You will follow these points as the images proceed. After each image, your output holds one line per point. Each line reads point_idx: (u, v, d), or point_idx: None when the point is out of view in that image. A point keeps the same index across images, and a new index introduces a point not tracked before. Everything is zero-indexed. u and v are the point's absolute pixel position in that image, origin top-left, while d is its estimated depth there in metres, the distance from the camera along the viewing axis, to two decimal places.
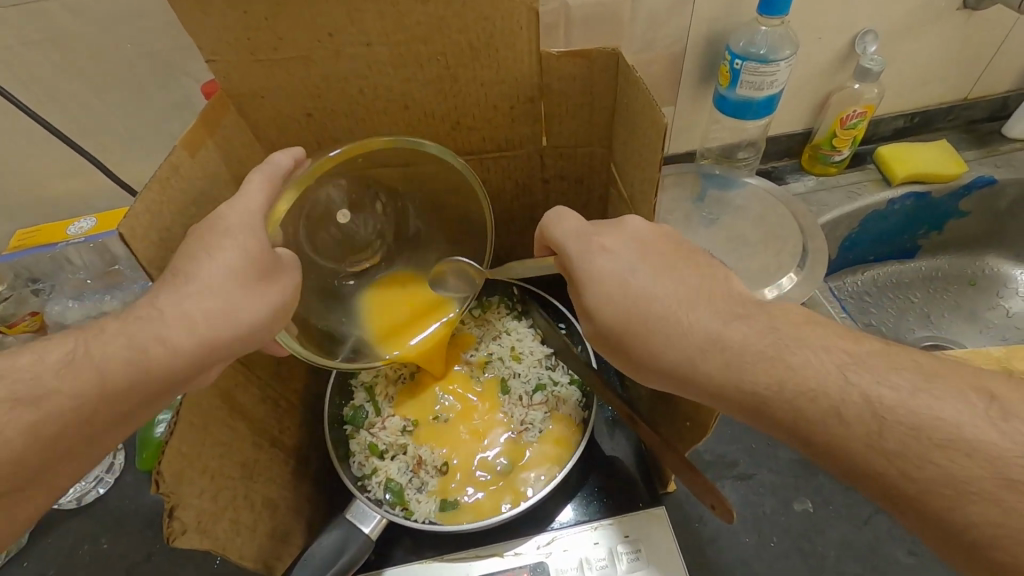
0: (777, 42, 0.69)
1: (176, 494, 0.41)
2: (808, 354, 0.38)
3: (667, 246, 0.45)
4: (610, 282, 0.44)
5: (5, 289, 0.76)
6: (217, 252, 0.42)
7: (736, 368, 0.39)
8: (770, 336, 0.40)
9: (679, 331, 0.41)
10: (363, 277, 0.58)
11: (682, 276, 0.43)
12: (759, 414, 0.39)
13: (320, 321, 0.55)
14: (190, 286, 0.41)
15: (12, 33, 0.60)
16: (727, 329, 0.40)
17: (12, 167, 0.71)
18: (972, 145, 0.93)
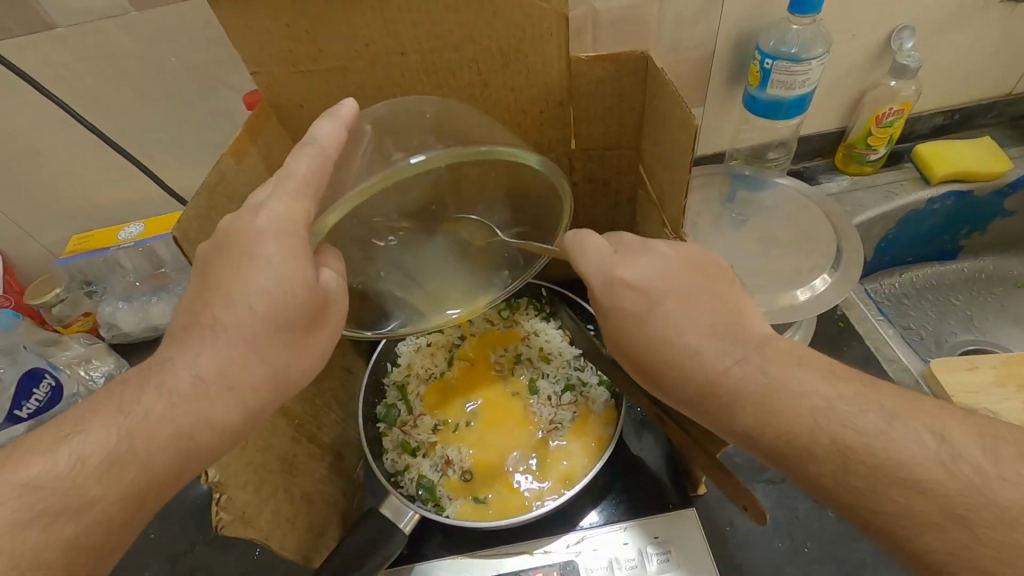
0: (810, 40, 0.68)
1: (225, 484, 0.43)
2: (803, 378, 0.38)
3: (688, 267, 0.44)
4: (624, 309, 0.44)
5: (61, 290, 0.81)
6: (253, 294, 0.40)
7: (726, 409, 0.39)
8: (765, 355, 0.39)
9: (684, 360, 0.41)
10: (404, 236, 0.48)
11: (693, 298, 0.43)
12: (751, 441, 0.39)
13: (355, 279, 0.50)
14: (232, 320, 0.40)
15: (72, 51, 0.64)
16: (735, 361, 0.40)
17: (71, 176, 0.76)
18: (1017, 141, 0.90)
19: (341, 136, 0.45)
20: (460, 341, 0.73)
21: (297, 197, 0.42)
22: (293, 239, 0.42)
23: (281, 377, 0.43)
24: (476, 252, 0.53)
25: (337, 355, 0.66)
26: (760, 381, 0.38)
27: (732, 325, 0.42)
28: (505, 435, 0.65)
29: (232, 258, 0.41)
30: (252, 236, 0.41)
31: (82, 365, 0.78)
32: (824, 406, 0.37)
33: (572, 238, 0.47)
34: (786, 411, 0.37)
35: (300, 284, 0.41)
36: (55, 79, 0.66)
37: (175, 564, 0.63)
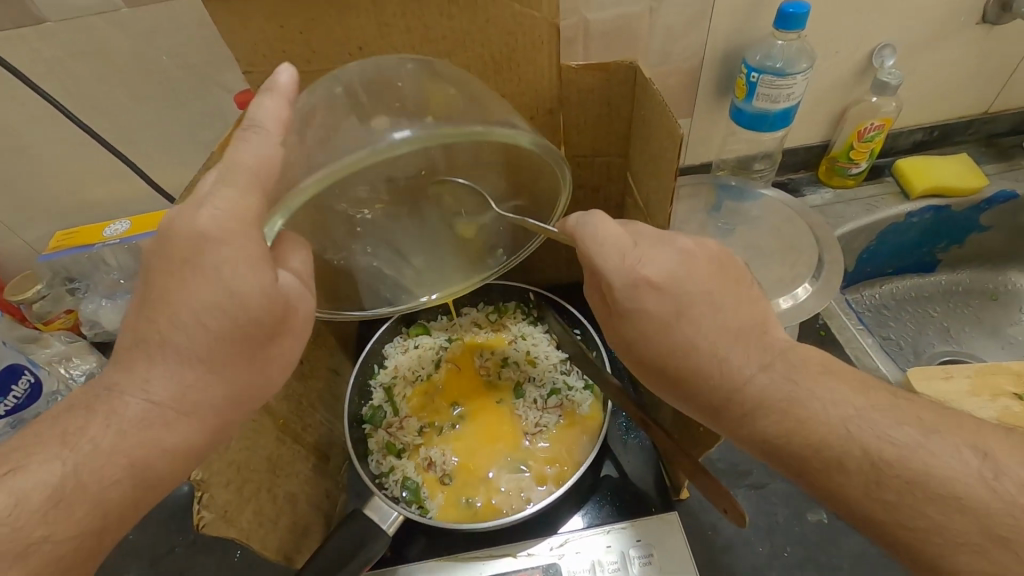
0: (795, 55, 0.71)
1: (207, 482, 0.43)
2: (833, 390, 0.39)
3: (710, 264, 0.43)
4: (645, 312, 0.43)
5: (43, 286, 0.80)
6: (199, 307, 0.38)
7: (747, 417, 0.40)
8: (793, 367, 0.40)
9: (714, 368, 0.41)
10: (389, 212, 0.45)
11: (721, 305, 0.42)
12: (770, 451, 0.40)
13: (336, 254, 0.47)
14: (183, 333, 0.38)
15: (62, 47, 0.63)
16: (759, 369, 0.40)
17: (57, 172, 0.75)
18: (993, 158, 0.92)
19: (284, 113, 0.41)
20: (447, 343, 0.73)
21: (245, 189, 0.38)
22: (244, 243, 0.38)
23: (242, 384, 0.42)
24: (467, 228, 0.50)
25: (325, 356, 0.66)
26: (762, 386, 0.39)
27: (719, 320, 0.41)
28: (490, 439, 0.65)
29: (170, 269, 0.38)
30: (195, 240, 0.38)
31: (62, 363, 0.76)
32: (855, 415, 0.37)
33: (584, 225, 0.43)
34: (817, 419, 0.38)
35: (256, 290, 0.39)
36: (43, 74, 0.65)
37: (153, 566, 0.62)
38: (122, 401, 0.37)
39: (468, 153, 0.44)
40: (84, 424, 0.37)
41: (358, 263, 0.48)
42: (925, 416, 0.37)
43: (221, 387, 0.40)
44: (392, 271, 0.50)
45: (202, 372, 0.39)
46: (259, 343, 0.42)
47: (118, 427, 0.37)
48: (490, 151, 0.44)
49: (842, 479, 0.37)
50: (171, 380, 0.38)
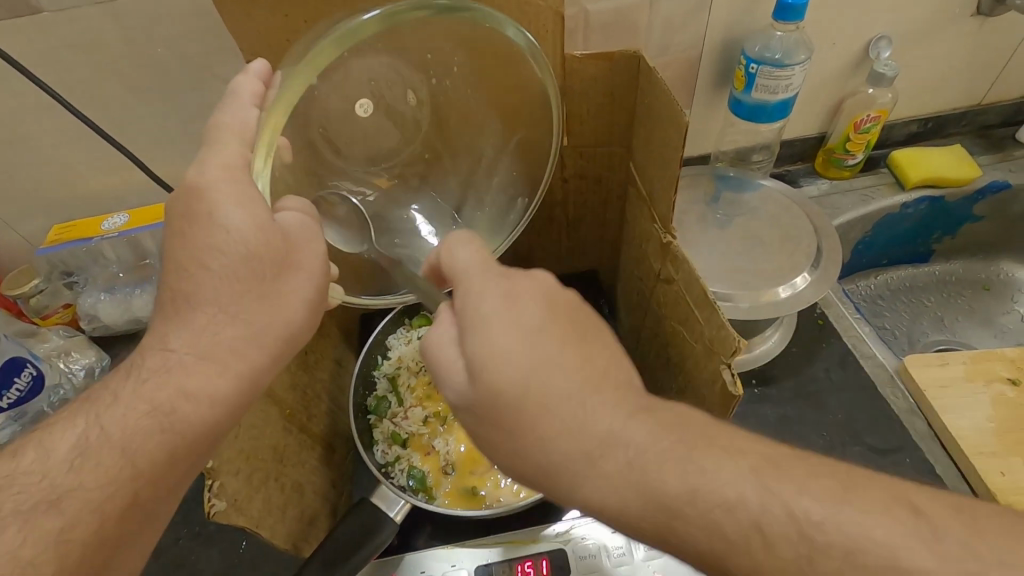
0: (793, 46, 0.71)
1: (217, 470, 0.43)
2: (714, 440, 0.34)
3: (567, 307, 0.38)
4: (494, 346, 0.36)
5: (41, 280, 0.79)
6: (206, 257, 0.40)
7: (629, 475, 0.33)
8: (666, 419, 0.35)
9: (574, 423, 0.34)
10: (387, 193, 0.51)
11: (577, 346, 0.37)
12: (660, 513, 0.33)
13: (365, 248, 0.51)
14: (199, 284, 0.40)
15: (56, 35, 0.62)
16: (624, 418, 0.34)
17: (53, 165, 0.75)
18: (986, 150, 0.94)
19: (259, 84, 0.42)
20: None
21: (229, 142, 0.40)
22: (236, 183, 0.39)
23: (256, 327, 0.41)
24: (477, 215, 0.55)
25: (328, 348, 0.67)
26: (661, 443, 0.34)
27: (615, 373, 0.37)
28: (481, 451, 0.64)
29: (177, 229, 0.40)
30: (190, 196, 0.40)
31: (61, 357, 0.76)
32: (745, 472, 0.33)
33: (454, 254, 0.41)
34: (705, 481, 0.32)
35: (251, 223, 0.39)
36: (38, 65, 0.64)
37: (157, 558, 0.62)
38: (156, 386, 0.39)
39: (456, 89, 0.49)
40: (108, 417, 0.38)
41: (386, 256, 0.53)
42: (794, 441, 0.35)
43: (250, 356, 0.41)
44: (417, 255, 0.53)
45: (226, 350, 0.40)
46: (269, 284, 0.41)
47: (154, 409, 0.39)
48: (471, 98, 0.50)
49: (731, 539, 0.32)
50: (201, 369, 0.40)
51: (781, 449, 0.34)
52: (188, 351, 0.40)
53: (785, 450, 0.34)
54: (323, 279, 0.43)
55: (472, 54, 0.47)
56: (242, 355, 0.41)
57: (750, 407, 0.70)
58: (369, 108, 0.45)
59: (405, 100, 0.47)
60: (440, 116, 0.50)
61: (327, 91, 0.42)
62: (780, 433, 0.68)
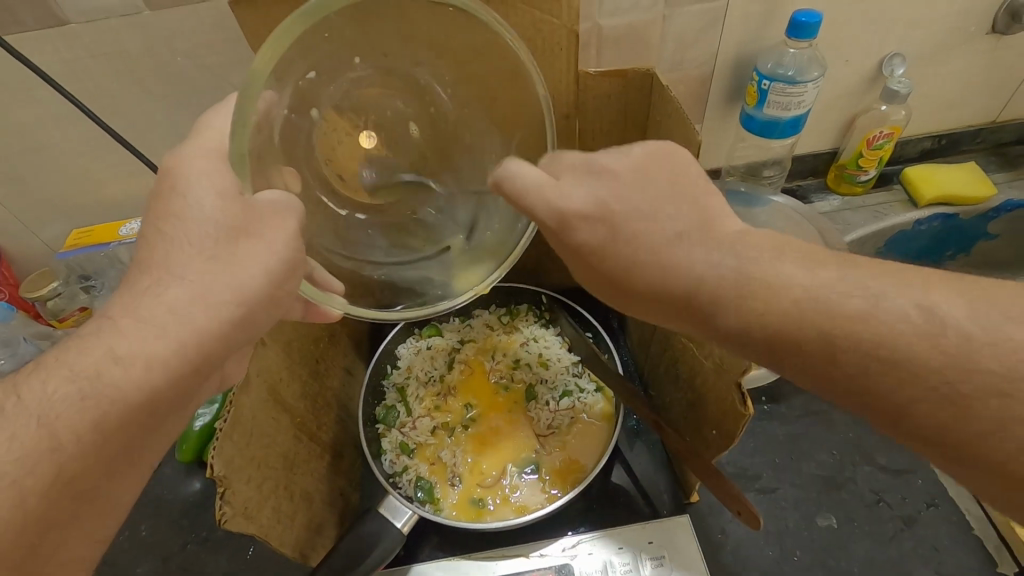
0: (806, 63, 0.71)
1: (228, 479, 0.44)
2: (783, 266, 0.34)
3: (638, 176, 0.38)
4: (579, 244, 0.38)
5: (58, 284, 0.79)
6: (170, 228, 0.39)
7: (709, 317, 0.36)
8: (743, 254, 0.35)
9: (664, 282, 0.36)
10: (392, 215, 0.51)
11: (655, 211, 0.37)
12: (740, 344, 0.36)
13: (376, 270, 0.52)
14: (158, 250, 0.39)
15: (80, 45, 0.64)
16: (709, 265, 0.35)
17: (75, 173, 0.76)
18: (1001, 168, 0.93)
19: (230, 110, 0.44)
20: (459, 345, 0.74)
21: (213, 128, 0.42)
22: (208, 158, 0.40)
23: (208, 289, 0.38)
24: (486, 234, 0.53)
25: (338, 356, 0.67)
26: (738, 283, 0.34)
27: (701, 229, 0.37)
28: (496, 460, 0.65)
29: (151, 204, 0.41)
30: (167, 175, 0.41)
31: None
32: (805, 296, 0.33)
33: (506, 180, 0.39)
34: (772, 308, 0.33)
35: (215, 192, 0.39)
36: (63, 74, 0.66)
37: (164, 563, 0.63)
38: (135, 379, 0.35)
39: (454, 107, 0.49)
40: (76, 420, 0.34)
41: (396, 276, 0.52)
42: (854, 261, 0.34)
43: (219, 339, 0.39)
44: (429, 273, 0.52)
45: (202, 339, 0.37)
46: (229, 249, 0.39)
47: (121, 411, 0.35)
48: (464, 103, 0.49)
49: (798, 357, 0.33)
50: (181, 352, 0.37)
51: (856, 267, 0.34)
52: (126, 315, 0.37)
53: (847, 267, 0.34)
54: (289, 250, 0.40)
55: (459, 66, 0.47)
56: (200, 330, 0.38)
57: (759, 423, 0.70)
58: (374, 138, 0.47)
59: (409, 132, 0.48)
60: (439, 132, 0.50)
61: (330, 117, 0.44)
62: (790, 451, 0.67)
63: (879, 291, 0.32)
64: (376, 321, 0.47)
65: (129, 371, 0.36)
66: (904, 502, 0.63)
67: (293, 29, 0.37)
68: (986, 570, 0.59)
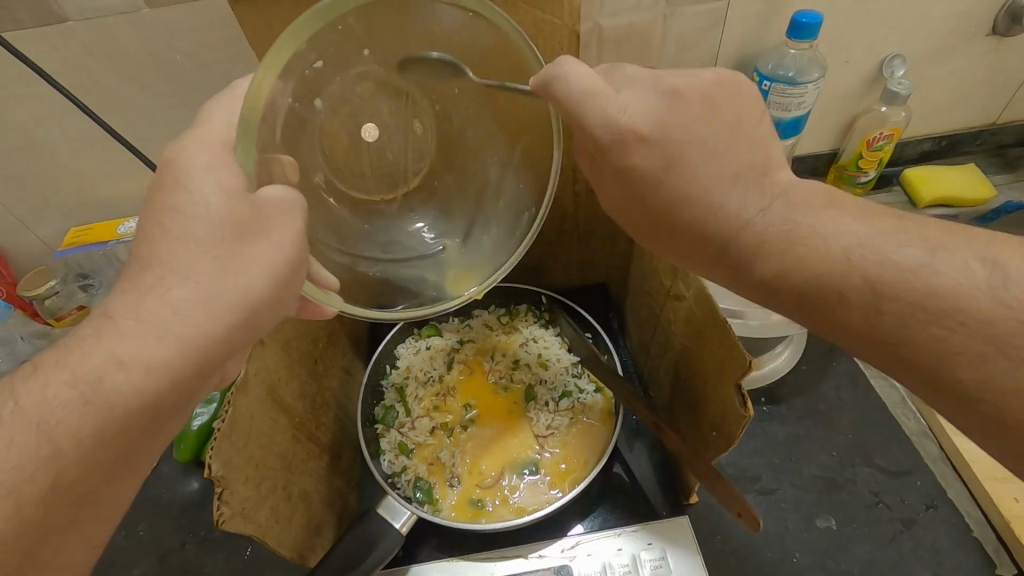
0: (807, 64, 0.70)
1: (226, 479, 0.43)
2: (838, 219, 0.36)
3: (703, 103, 0.39)
4: (631, 164, 0.40)
5: (57, 282, 0.80)
6: (174, 224, 0.38)
7: (745, 259, 0.39)
8: (793, 205, 0.38)
9: (710, 216, 0.39)
10: (391, 210, 0.52)
11: (716, 147, 0.39)
12: (769, 293, 0.38)
13: (371, 266, 0.50)
14: (160, 248, 0.37)
15: (79, 43, 0.64)
16: (758, 211, 0.38)
17: (72, 170, 0.76)
18: (1000, 169, 0.93)
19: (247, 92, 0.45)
20: (458, 345, 0.74)
21: (216, 123, 0.42)
22: (214, 154, 0.40)
23: (212, 291, 0.37)
24: (484, 237, 0.53)
25: (336, 355, 0.67)
26: (784, 228, 0.37)
27: (757, 170, 0.39)
28: (496, 461, 0.64)
29: (151, 200, 0.39)
30: (170, 170, 0.40)
31: None
32: (857, 245, 0.35)
33: (558, 82, 0.37)
34: (819, 253, 0.35)
35: (220, 188, 0.38)
36: (61, 71, 0.65)
37: (161, 563, 0.63)
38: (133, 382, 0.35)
39: (455, 104, 0.49)
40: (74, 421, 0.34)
41: (391, 274, 0.51)
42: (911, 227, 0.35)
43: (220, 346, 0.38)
44: (425, 273, 0.52)
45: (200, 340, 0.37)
46: (234, 249, 0.38)
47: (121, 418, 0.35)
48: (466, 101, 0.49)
49: (841, 307, 0.35)
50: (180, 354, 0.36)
51: (901, 216, 0.36)
52: (128, 315, 0.36)
53: (900, 217, 0.36)
54: (294, 250, 0.40)
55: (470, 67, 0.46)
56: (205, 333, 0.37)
57: (759, 425, 0.70)
58: (374, 131, 0.47)
59: (411, 128, 0.49)
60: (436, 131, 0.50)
61: (332, 108, 0.44)
62: (789, 452, 0.67)
63: (940, 245, 0.33)
64: (372, 319, 0.46)
65: (122, 371, 0.35)
66: (904, 503, 0.63)
67: (305, 29, 0.37)
68: (984, 571, 0.59)
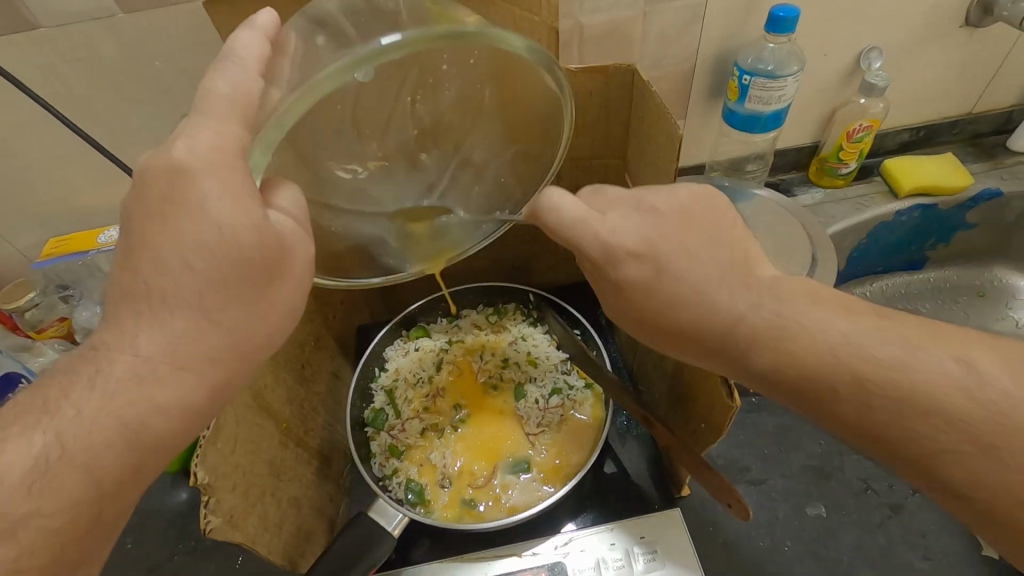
0: (785, 57, 0.72)
1: (212, 487, 0.43)
2: (822, 314, 0.38)
3: (681, 216, 0.41)
4: (627, 278, 0.41)
5: (37, 294, 0.78)
6: (190, 256, 0.35)
7: (742, 354, 0.39)
8: (784, 299, 0.38)
9: (703, 319, 0.40)
10: (370, 168, 0.46)
11: (701, 250, 0.40)
12: (773, 383, 0.39)
13: (334, 220, 0.47)
14: (172, 278, 0.35)
15: (54, 51, 0.63)
16: (747, 308, 0.39)
17: (51, 179, 0.75)
18: (977, 158, 0.94)
19: (262, 49, 0.39)
20: (447, 346, 0.74)
21: (225, 118, 0.36)
22: (231, 170, 0.35)
23: (240, 334, 0.38)
24: (456, 216, 0.53)
25: (324, 360, 0.67)
26: (775, 324, 0.38)
27: (741, 271, 0.40)
28: (488, 462, 0.64)
29: (151, 208, 0.35)
30: (172, 172, 0.35)
31: None
32: (842, 341, 0.36)
33: (552, 211, 0.40)
34: (806, 346, 0.37)
35: (247, 221, 0.35)
36: (37, 79, 0.64)
37: (151, 574, 0.62)
38: (112, 392, 0.34)
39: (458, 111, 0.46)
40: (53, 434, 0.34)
41: (356, 231, 0.49)
42: (894, 325, 0.37)
43: (209, 353, 0.37)
44: (388, 237, 0.51)
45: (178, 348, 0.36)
46: (257, 292, 0.38)
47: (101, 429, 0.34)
48: (479, 99, 0.45)
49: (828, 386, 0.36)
50: (162, 361, 0.35)
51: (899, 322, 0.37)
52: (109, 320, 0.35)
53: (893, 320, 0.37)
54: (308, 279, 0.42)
55: (499, 80, 0.44)
56: (196, 340, 0.36)
57: (748, 416, 0.71)
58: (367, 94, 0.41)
59: (415, 126, 0.46)
60: (436, 132, 0.47)
61: None
62: (777, 443, 0.68)
63: (917, 343, 0.35)
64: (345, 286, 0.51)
65: (95, 382, 0.34)
66: (891, 489, 0.64)
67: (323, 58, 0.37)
68: (971, 554, 0.60)
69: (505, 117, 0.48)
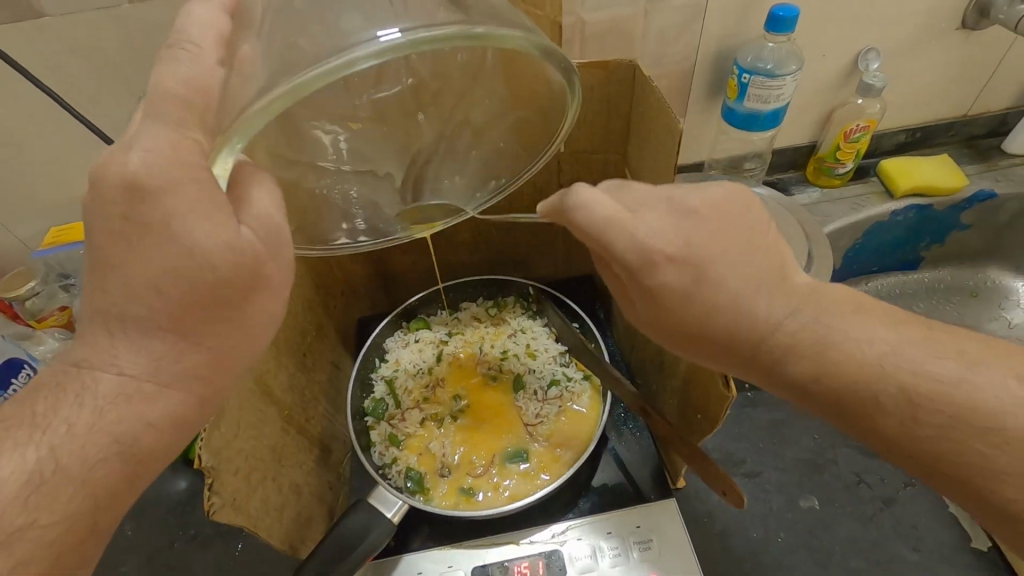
0: (785, 57, 0.72)
1: (216, 470, 0.43)
2: (866, 324, 0.39)
3: (719, 213, 0.40)
4: (662, 283, 0.39)
5: (38, 283, 0.78)
6: (161, 283, 0.34)
7: (777, 360, 0.40)
8: (818, 307, 0.39)
9: (736, 324, 0.40)
10: (357, 129, 0.45)
11: (738, 258, 0.39)
12: (805, 394, 0.40)
13: (319, 180, 0.47)
14: (144, 304, 0.34)
15: (60, 41, 0.63)
16: (787, 313, 0.39)
17: (53, 168, 0.75)
18: (973, 159, 0.95)
19: (219, 20, 0.37)
20: (447, 338, 0.74)
21: (186, 125, 0.34)
22: (196, 185, 0.33)
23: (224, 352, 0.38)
24: (447, 181, 0.53)
25: (325, 350, 0.68)
26: (814, 332, 0.39)
27: (778, 277, 0.40)
28: (488, 454, 0.65)
29: (114, 231, 0.34)
30: (128, 191, 0.33)
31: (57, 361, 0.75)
32: (890, 351, 0.38)
33: (582, 211, 0.37)
34: (849, 358, 0.38)
35: (216, 238, 0.34)
36: (43, 68, 0.65)
37: (150, 561, 0.63)
38: (102, 380, 0.35)
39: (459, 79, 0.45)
40: (65, 406, 0.34)
41: (342, 195, 0.49)
42: (944, 340, 0.38)
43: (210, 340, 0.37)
44: (377, 198, 0.51)
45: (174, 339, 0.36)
46: (236, 308, 0.37)
47: (105, 409, 0.35)
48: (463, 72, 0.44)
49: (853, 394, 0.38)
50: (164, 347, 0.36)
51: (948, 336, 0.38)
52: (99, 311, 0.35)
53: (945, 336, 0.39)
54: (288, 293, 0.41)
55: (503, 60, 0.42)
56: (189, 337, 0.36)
57: (744, 411, 0.71)
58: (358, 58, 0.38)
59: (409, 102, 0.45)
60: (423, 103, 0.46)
61: None
62: (772, 437, 0.69)
63: (975, 360, 0.37)
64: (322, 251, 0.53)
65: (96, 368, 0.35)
66: (883, 482, 0.65)
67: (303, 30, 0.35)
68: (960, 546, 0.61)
69: (508, 91, 0.46)
